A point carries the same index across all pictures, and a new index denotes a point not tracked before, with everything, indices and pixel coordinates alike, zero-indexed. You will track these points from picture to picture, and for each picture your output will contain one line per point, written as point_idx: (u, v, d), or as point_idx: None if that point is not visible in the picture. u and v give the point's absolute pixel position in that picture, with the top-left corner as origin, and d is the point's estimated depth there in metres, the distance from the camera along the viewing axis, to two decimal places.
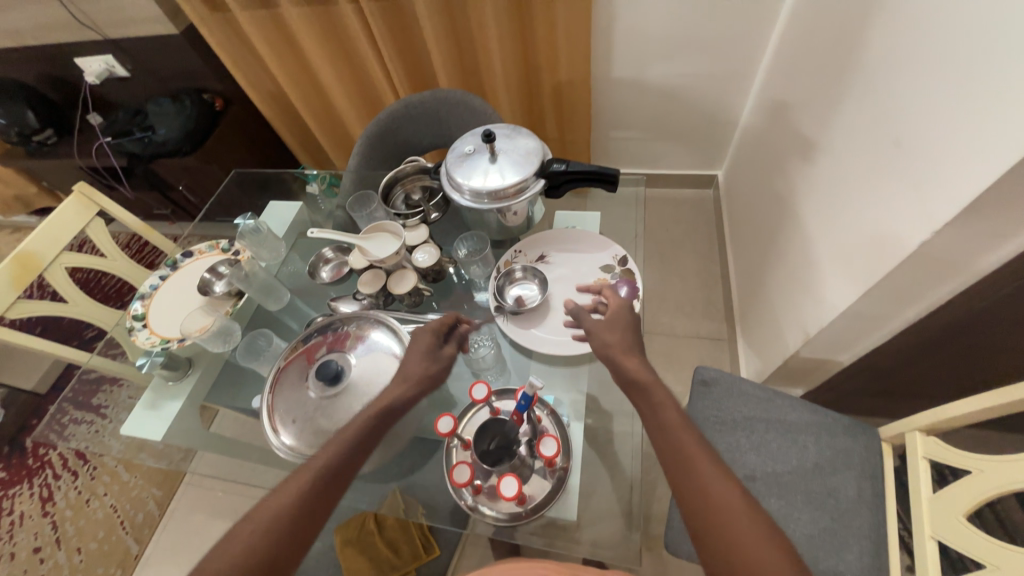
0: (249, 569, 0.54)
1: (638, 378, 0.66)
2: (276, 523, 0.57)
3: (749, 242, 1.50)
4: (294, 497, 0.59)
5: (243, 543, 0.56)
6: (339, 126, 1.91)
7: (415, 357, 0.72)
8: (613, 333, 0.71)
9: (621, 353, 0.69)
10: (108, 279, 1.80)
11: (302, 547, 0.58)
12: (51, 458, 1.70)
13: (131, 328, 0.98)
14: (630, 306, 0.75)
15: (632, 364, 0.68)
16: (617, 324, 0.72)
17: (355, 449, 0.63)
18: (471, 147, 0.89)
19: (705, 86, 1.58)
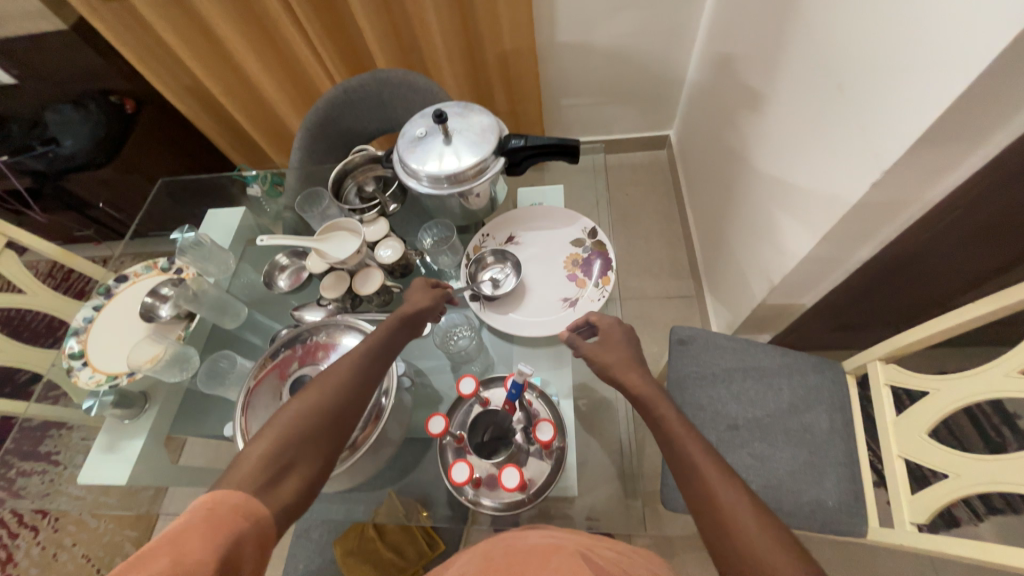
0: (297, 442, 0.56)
1: (630, 383, 0.68)
2: (319, 406, 0.60)
3: (706, 199, 1.53)
4: (332, 387, 0.62)
5: (288, 424, 0.57)
6: (273, 118, 1.77)
7: (418, 296, 0.74)
8: (612, 350, 0.71)
9: (625, 372, 0.69)
10: (34, 315, 1.62)
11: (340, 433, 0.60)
12: (3, 517, 1.56)
13: (70, 368, 0.89)
14: (620, 323, 0.75)
15: (635, 379, 0.68)
16: (614, 342, 0.72)
17: (383, 355, 0.67)
18: (422, 130, 0.84)
19: (650, 43, 1.56)
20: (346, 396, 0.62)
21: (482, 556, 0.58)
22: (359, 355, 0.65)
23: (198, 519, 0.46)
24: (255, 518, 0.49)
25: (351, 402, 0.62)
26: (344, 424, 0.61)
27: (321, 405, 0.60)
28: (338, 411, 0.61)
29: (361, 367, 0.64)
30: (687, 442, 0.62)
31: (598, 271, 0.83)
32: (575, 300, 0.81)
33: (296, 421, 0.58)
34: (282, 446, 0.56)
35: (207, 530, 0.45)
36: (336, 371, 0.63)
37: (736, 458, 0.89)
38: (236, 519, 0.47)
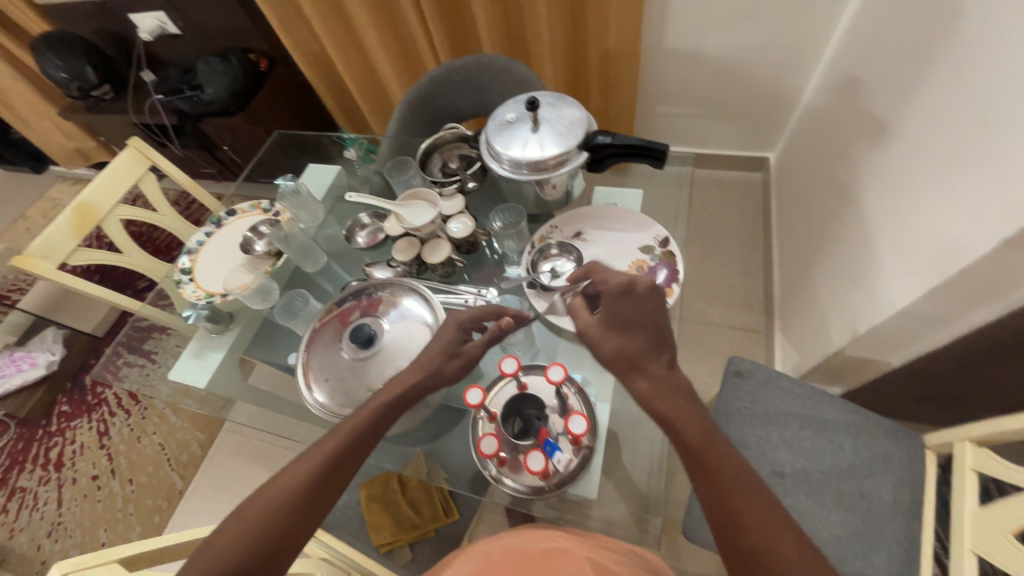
0: (263, 533, 0.56)
1: (648, 401, 0.59)
2: (292, 492, 0.59)
3: (798, 232, 1.42)
4: (308, 472, 0.60)
5: (260, 509, 0.58)
6: (379, 91, 1.90)
7: (431, 348, 0.68)
8: (620, 331, 0.62)
9: (631, 375, 0.60)
10: (159, 233, 1.89)
11: (310, 521, 0.59)
12: (107, 396, 1.85)
13: (179, 281, 1.03)
14: (634, 286, 0.62)
15: (645, 390, 0.59)
16: (620, 317, 0.62)
17: (368, 432, 0.63)
18: (512, 115, 0.86)
19: (766, 58, 1.47)
20: (299, 510, 0.58)
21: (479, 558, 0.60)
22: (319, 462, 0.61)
23: None
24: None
25: (309, 509, 0.59)
26: (314, 512, 0.59)
27: (293, 494, 0.59)
28: (298, 510, 0.58)
29: (317, 480, 0.60)
30: (726, 467, 0.56)
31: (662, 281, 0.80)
32: None
33: (253, 522, 0.57)
34: (248, 538, 0.56)
35: None
36: (292, 479, 0.60)
37: None
38: None
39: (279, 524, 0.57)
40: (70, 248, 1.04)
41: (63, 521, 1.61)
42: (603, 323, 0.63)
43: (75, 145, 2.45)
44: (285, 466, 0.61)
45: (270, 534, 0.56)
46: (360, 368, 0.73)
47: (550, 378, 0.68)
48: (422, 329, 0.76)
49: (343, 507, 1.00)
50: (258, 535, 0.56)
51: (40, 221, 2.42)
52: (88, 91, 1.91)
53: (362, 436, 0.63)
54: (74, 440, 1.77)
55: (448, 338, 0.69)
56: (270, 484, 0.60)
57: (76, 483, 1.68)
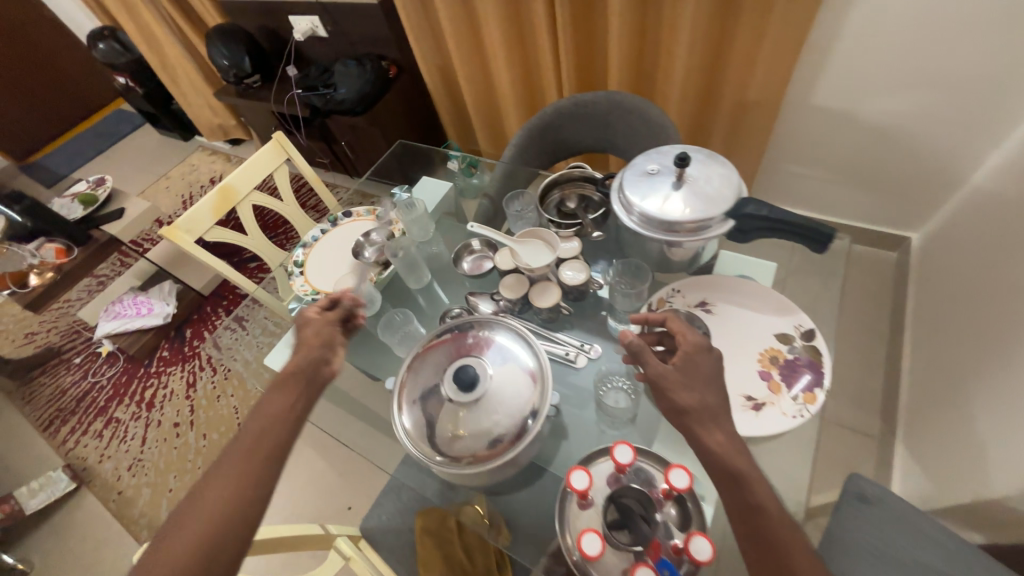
0: (201, 545, 0.52)
1: (721, 456, 0.52)
2: (210, 505, 0.54)
3: (946, 333, 1.21)
4: (223, 476, 0.56)
5: (183, 536, 0.52)
6: (494, 110, 1.93)
7: (318, 338, 0.73)
8: (696, 381, 0.55)
9: (709, 425, 0.53)
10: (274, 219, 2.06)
11: (252, 511, 0.56)
12: (200, 351, 2.02)
13: (291, 272, 1.08)
14: (711, 348, 0.58)
15: (716, 442, 0.52)
16: (697, 369, 0.56)
17: (276, 415, 0.62)
18: (655, 166, 0.80)
19: (934, 129, 1.29)
20: (224, 517, 0.54)
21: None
22: (228, 473, 0.57)
23: None
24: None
25: (243, 501, 0.56)
26: (252, 501, 0.56)
27: (216, 500, 0.55)
28: (232, 507, 0.55)
29: (230, 480, 0.56)
30: (794, 548, 0.49)
31: (803, 382, 0.69)
32: (762, 404, 0.68)
33: (181, 543, 0.52)
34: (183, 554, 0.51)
35: None
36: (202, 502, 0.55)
37: None
38: None
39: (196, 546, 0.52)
40: (207, 224, 1.13)
41: (143, 457, 1.77)
42: (678, 373, 0.56)
43: (219, 122, 2.75)
44: (195, 487, 0.56)
45: (205, 541, 0.52)
46: (458, 414, 0.67)
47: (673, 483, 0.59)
48: (526, 380, 0.70)
49: (395, 530, 0.98)
50: (193, 549, 0.52)
51: (179, 183, 2.74)
52: (242, 78, 2.12)
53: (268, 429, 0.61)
54: (166, 386, 1.94)
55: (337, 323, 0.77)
56: (177, 515, 0.54)
57: (160, 425, 1.84)
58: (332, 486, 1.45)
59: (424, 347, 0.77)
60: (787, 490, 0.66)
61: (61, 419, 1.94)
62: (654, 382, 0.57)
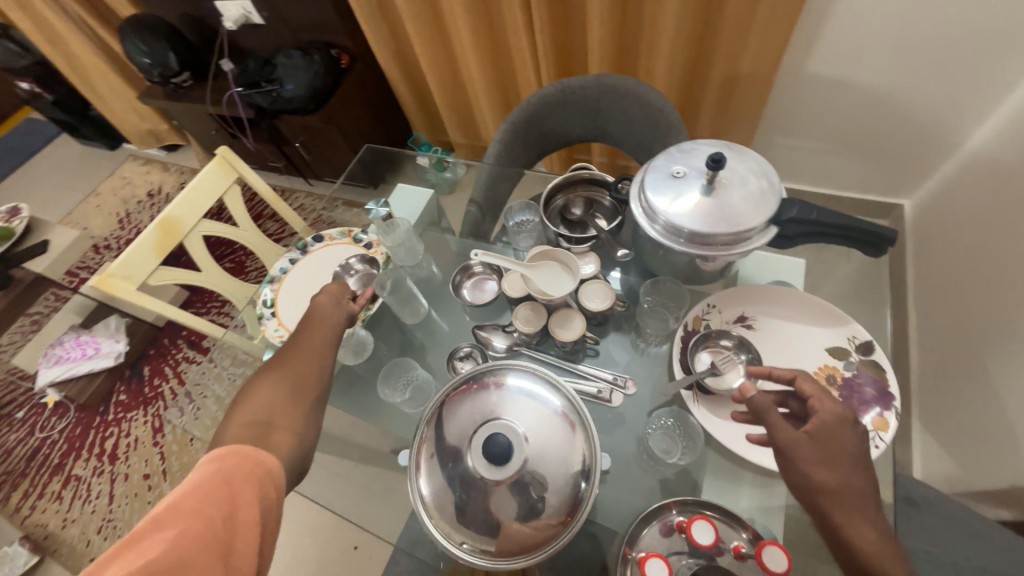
0: (285, 394, 0.63)
1: (865, 554, 0.48)
2: (286, 371, 0.65)
3: (951, 305, 1.19)
4: (295, 351, 0.68)
5: (266, 389, 0.62)
6: (463, 96, 1.76)
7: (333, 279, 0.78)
8: (836, 462, 0.50)
9: (850, 516, 0.49)
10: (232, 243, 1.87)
11: (320, 374, 0.68)
12: (163, 391, 1.82)
13: (261, 315, 0.93)
14: (855, 421, 0.52)
15: (858, 534, 0.49)
16: (837, 451, 0.51)
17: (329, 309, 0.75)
18: (681, 168, 0.70)
19: (927, 93, 1.24)
20: (298, 378, 0.65)
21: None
22: (300, 346, 0.69)
23: (208, 478, 0.48)
24: (265, 470, 0.52)
25: (314, 368, 0.67)
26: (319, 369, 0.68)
27: (290, 365, 0.66)
28: (306, 373, 0.66)
29: (301, 352, 0.68)
30: None
31: (867, 405, 0.62)
32: None
33: (266, 392, 0.62)
34: (269, 402, 0.61)
35: (222, 484, 0.48)
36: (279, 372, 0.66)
37: None
38: (250, 465, 0.51)
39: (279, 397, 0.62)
40: (152, 266, 0.95)
41: (113, 517, 1.59)
42: (814, 445, 0.51)
43: (148, 127, 2.44)
44: (272, 359, 0.67)
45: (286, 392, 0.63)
46: (492, 492, 0.56)
47: (766, 564, 0.52)
48: (567, 441, 0.60)
49: None
50: (276, 396, 0.62)
51: (111, 200, 2.43)
52: (169, 78, 1.85)
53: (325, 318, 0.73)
54: (129, 434, 1.74)
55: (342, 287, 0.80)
56: (256, 380, 0.64)
57: (129, 479, 1.65)
58: (334, 528, 1.33)
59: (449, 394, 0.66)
60: None
61: (9, 485, 1.72)
62: (782, 451, 0.52)
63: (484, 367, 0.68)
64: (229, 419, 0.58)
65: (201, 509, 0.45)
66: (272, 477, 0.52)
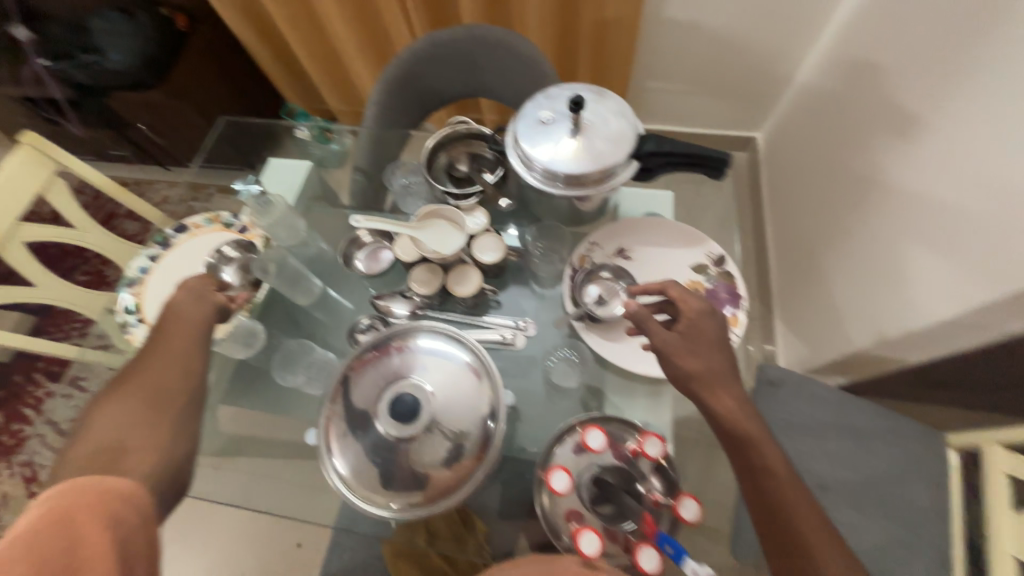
0: (140, 411, 0.59)
1: (727, 419, 0.58)
2: (139, 386, 0.61)
3: (796, 217, 1.40)
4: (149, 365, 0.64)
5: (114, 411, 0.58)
6: (334, 57, 1.62)
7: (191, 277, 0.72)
8: (700, 346, 0.59)
9: (716, 391, 0.58)
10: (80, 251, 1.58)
11: (183, 386, 0.64)
12: (29, 435, 1.53)
13: (124, 323, 0.82)
14: (712, 311, 0.62)
15: (725, 403, 0.58)
16: (699, 336, 0.60)
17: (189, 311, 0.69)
18: (548, 114, 0.72)
19: (762, 33, 1.40)
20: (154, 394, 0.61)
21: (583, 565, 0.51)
22: (154, 356, 0.65)
23: (41, 515, 0.46)
24: (120, 492, 0.50)
25: (173, 380, 0.63)
26: (181, 381, 0.64)
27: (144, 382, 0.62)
28: (165, 388, 0.63)
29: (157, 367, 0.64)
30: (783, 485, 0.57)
31: (724, 309, 0.73)
32: None
33: (115, 414, 0.58)
34: (118, 426, 0.57)
35: (59, 519, 0.45)
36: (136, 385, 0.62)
37: None
38: (99, 494, 0.48)
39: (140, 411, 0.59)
40: None
41: None
42: (683, 339, 0.60)
43: None
44: (120, 379, 0.62)
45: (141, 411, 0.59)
46: (406, 447, 0.58)
47: (647, 452, 0.58)
48: (473, 385, 0.63)
49: None
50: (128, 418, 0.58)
51: None
52: None
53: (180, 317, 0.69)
54: None
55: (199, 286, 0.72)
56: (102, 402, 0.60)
57: None
58: (271, 530, 1.27)
59: (346, 368, 0.65)
60: None
61: None
62: (658, 350, 0.60)
63: (389, 332, 0.67)
64: (73, 447, 0.55)
65: (35, 546, 0.43)
66: (132, 498, 0.50)
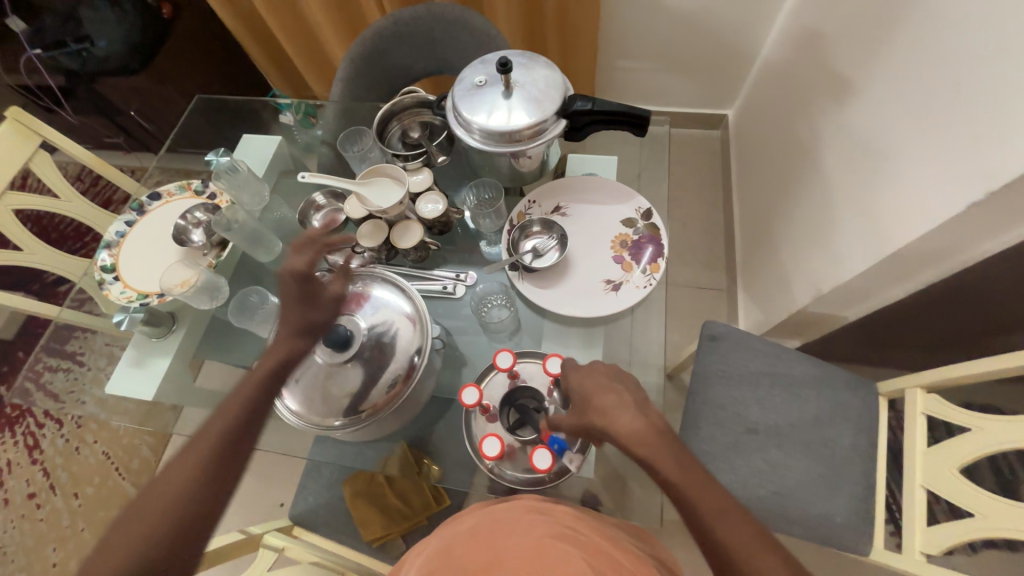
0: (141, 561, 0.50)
1: (626, 439, 0.57)
2: (157, 523, 0.52)
3: (758, 190, 1.45)
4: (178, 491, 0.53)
5: (122, 547, 0.50)
6: (314, 43, 1.67)
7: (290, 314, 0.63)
8: (591, 412, 0.60)
9: (610, 419, 0.59)
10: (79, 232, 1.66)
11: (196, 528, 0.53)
12: (31, 407, 1.58)
13: (101, 281, 0.89)
14: (591, 364, 0.65)
15: (623, 429, 0.58)
16: (594, 396, 0.61)
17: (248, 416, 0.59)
18: (482, 78, 0.78)
19: (726, 10, 1.43)
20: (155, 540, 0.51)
21: (528, 508, 0.62)
22: (173, 475, 0.54)
23: None
24: None
25: (189, 523, 0.53)
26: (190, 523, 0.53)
27: (160, 518, 0.52)
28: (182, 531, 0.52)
29: (178, 501, 0.53)
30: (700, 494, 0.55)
31: (648, 257, 0.78)
32: (619, 284, 0.77)
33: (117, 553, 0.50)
34: None
35: None
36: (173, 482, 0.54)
37: (751, 462, 0.90)
38: None
39: (171, 532, 0.52)
40: None
41: None
42: (577, 408, 0.62)
43: None
44: (144, 494, 0.54)
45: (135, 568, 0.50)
46: (337, 373, 0.67)
47: (549, 369, 0.69)
48: (402, 322, 0.70)
49: (333, 505, 0.97)
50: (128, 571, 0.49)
51: None
52: None
53: (227, 441, 0.57)
54: None
55: (295, 289, 0.64)
56: (118, 523, 0.52)
57: (9, 504, 1.46)
58: (257, 489, 1.35)
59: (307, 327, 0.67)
60: (655, 346, 0.77)
61: None
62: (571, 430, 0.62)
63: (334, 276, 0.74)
64: None
65: None
66: None
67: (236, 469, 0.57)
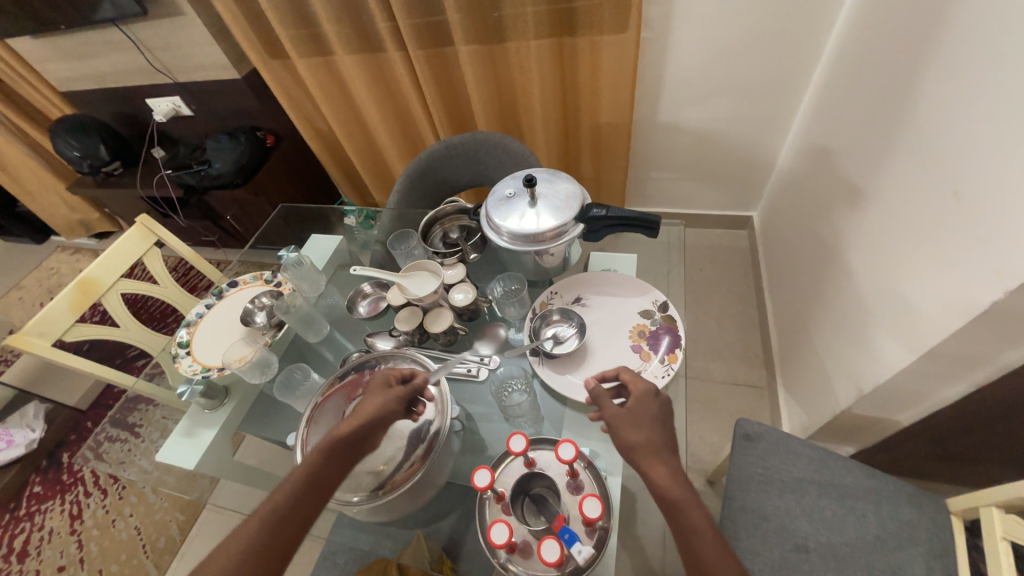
0: None
1: (663, 484, 0.60)
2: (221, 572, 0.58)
3: (789, 284, 1.46)
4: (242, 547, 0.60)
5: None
6: (381, 163, 2.00)
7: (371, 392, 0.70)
8: (643, 428, 0.64)
9: (652, 461, 0.62)
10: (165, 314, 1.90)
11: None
12: (84, 474, 1.68)
13: (176, 354, 1.02)
14: (659, 394, 0.68)
15: (666, 474, 0.61)
16: (648, 420, 0.65)
17: (316, 482, 0.64)
18: (511, 191, 0.91)
19: (738, 129, 1.59)
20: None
21: None
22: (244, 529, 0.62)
23: None
24: None
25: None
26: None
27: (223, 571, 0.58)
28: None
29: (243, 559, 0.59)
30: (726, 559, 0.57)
31: (665, 347, 0.81)
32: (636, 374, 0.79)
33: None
34: None
35: None
36: (246, 531, 0.61)
37: None
38: None
39: None
40: (67, 323, 1.08)
41: None
42: (629, 414, 0.66)
43: (78, 218, 2.50)
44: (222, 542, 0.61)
45: None
46: None
47: (561, 455, 0.67)
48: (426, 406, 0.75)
49: None
50: None
51: (35, 291, 2.40)
52: (99, 168, 1.97)
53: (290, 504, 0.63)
54: (42, 526, 1.58)
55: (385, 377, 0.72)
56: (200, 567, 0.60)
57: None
58: None
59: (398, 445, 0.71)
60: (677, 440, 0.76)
61: None
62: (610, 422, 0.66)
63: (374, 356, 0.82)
64: None
65: None
66: None
67: (295, 533, 0.62)
